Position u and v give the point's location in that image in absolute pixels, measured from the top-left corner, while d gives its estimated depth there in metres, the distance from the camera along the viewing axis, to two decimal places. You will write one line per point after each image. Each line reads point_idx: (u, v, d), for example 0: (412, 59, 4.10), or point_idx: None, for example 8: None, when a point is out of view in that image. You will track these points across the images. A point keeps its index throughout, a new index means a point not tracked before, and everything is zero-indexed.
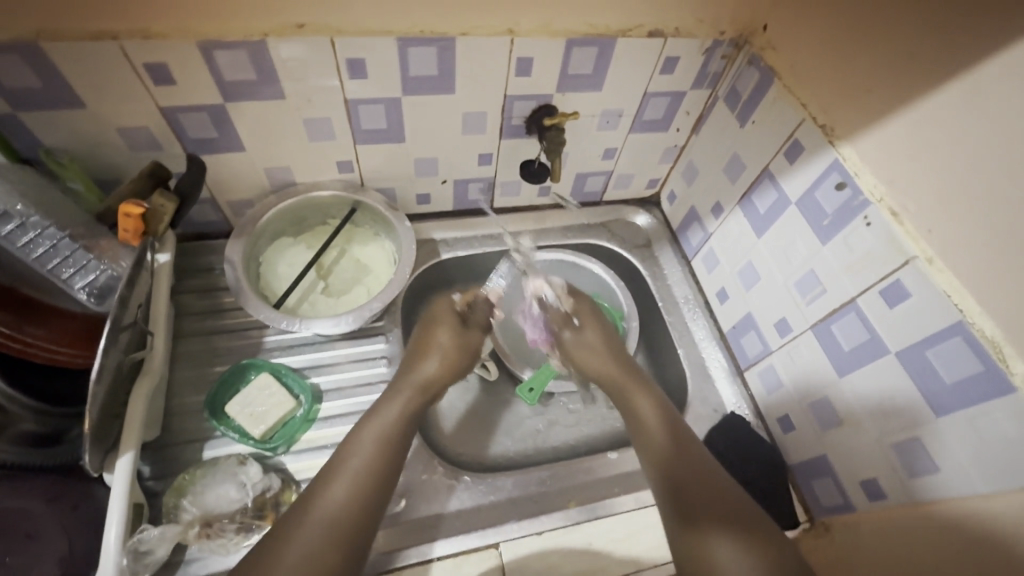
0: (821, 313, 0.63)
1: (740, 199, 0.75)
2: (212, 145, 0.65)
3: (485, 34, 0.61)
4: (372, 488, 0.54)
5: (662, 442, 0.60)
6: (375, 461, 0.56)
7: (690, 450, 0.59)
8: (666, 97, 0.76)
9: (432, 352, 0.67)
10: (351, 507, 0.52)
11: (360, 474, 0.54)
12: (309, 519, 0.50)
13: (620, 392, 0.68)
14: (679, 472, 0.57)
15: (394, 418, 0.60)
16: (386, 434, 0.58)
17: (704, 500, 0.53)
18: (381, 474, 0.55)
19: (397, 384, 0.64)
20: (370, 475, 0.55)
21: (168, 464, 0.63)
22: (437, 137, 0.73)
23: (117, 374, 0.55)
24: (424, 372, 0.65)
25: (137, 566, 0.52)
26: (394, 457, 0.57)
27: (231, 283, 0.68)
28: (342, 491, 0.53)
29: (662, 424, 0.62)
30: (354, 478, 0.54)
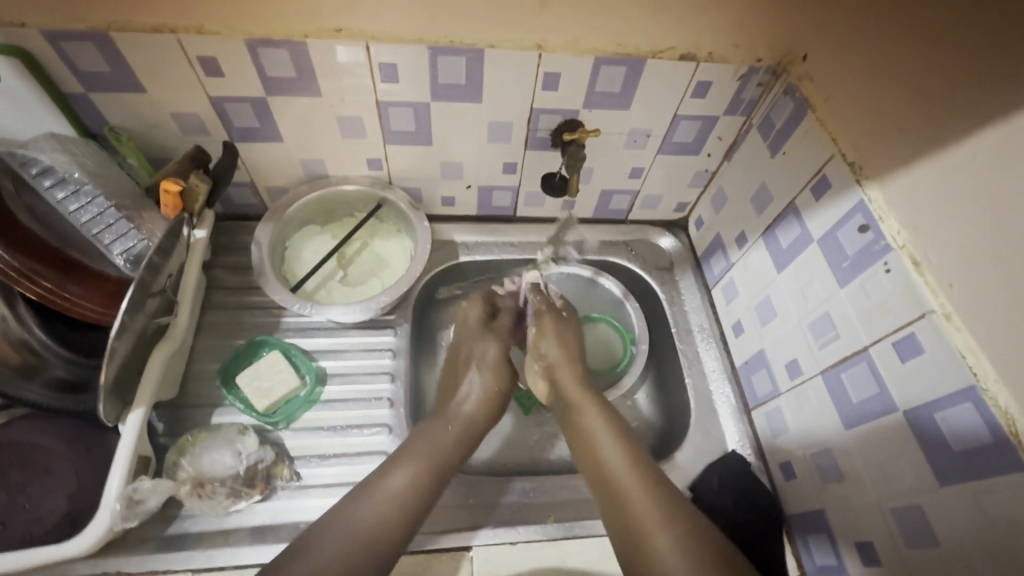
0: (832, 359, 0.60)
1: (764, 231, 0.72)
2: (254, 134, 0.70)
3: (513, 47, 0.63)
4: (406, 513, 0.56)
5: (609, 451, 0.62)
6: (413, 486, 0.58)
7: (626, 444, 0.63)
8: (697, 121, 0.74)
9: (471, 387, 0.71)
10: (384, 527, 0.54)
11: (397, 494, 0.57)
12: (344, 532, 0.53)
13: (570, 403, 0.69)
14: (618, 477, 0.59)
15: (445, 445, 0.63)
16: (434, 459, 0.61)
17: (645, 499, 0.56)
18: (418, 500, 0.57)
19: (443, 417, 0.67)
20: (405, 500, 0.57)
21: (180, 423, 0.68)
22: (463, 143, 0.75)
23: (142, 335, 0.61)
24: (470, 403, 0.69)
25: (132, 514, 0.56)
26: (434, 485, 0.60)
27: (255, 263, 0.74)
28: (379, 509, 0.55)
29: (604, 429, 0.64)
30: (392, 499, 0.56)
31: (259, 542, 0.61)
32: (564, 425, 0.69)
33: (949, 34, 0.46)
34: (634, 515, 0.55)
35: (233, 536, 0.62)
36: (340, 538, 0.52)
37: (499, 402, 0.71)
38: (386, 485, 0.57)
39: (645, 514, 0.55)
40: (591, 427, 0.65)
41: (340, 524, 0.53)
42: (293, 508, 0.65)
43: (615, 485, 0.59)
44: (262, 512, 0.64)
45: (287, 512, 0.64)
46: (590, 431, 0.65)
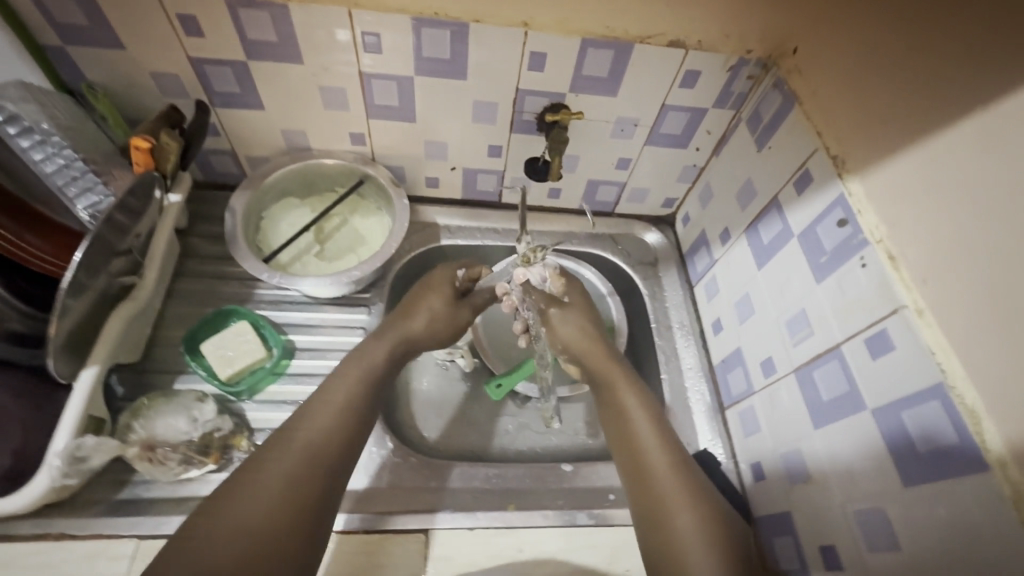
0: (806, 357, 0.59)
1: (747, 227, 0.71)
2: (235, 100, 0.69)
3: (499, 23, 0.62)
4: (349, 424, 0.55)
5: (642, 432, 0.59)
6: (353, 398, 0.57)
7: (659, 425, 0.60)
8: (686, 112, 0.73)
9: (419, 313, 0.68)
10: (328, 439, 0.53)
11: (337, 409, 0.55)
12: (287, 448, 0.50)
13: (609, 381, 0.65)
14: (647, 458, 0.57)
15: (380, 364, 0.62)
16: (370, 371, 0.60)
17: (675, 481, 0.55)
18: (356, 412, 0.56)
19: (386, 329, 0.66)
20: (344, 413, 0.55)
21: (142, 388, 0.67)
22: (447, 121, 0.74)
23: (103, 293, 0.60)
24: (411, 329, 0.67)
25: (75, 471, 0.55)
26: (372, 397, 0.59)
27: (228, 231, 0.73)
28: (322, 425, 0.53)
29: (638, 410, 0.61)
30: (334, 412, 0.55)
31: None
32: (602, 405, 0.65)
33: (935, 22, 0.45)
34: (662, 497, 0.54)
35: (185, 505, 0.61)
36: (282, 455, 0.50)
37: (444, 327, 0.70)
38: (326, 399, 0.55)
39: (673, 495, 0.54)
40: (626, 410, 0.62)
41: (282, 441, 0.51)
42: None
43: (644, 466, 0.57)
44: (216, 482, 0.62)
45: None
46: (621, 414, 0.62)
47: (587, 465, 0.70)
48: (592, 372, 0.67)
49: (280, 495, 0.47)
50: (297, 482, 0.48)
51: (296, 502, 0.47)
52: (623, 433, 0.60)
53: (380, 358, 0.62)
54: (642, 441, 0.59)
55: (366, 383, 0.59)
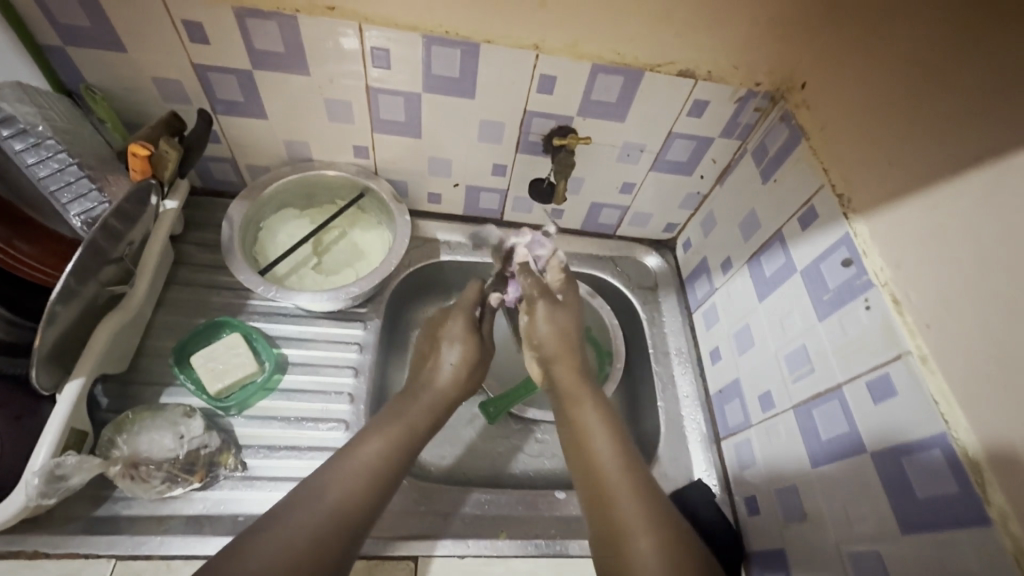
0: (805, 395, 0.59)
1: (749, 259, 0.71)
2: (238, 109, 0.68)
3: (509, 44, 0.61)
4: (379, 482, 0.54)
5: (603, 455, 0.58)
6: (385, 459, 0.56)
7: (623, 448, 0.59)
8: (692, 141, 0.73)
9: (443, 364, 0.68)
10: (353, 497, 0.52)
11: (372, 461, 0.55)
12: (316, 496, 0.50)
13: (563, 390, 0.66)
14: (605, 476, 0.56)
15: (415, 415, 0.62)
16: (406, 432, 0.59)
17: (633, 501, 0.53)
18: (388, 469, 0.56)
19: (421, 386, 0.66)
20: (378, 467, 0.55)
21: (127, 400, 0.65)
22: (453, 139, 0.73)
23: (92, 300, 0.58)
24: (437, 378, 0.67)
25: (50, 494, 0.53)
26: (404, 461, 0.57)
27: (223, 240, 0.71)
28: (350, 483, 0.52)
29: (595, 426, 0.61)
30: (365, 468, 0.54)
31: (191, 532, 0.58)
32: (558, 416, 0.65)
33: (949, 69, 0.45)
34: (621, 515, 0.52)
35: (166, 523, 0.59)
36: (307, 508, 0.49)
37: (469, 377, 0.69)
38: (359, 452, 0.55)
39: (632, 516, 0.52)
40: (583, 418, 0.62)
41: (310, 492, 0.51)
42: (233, 498, 0.62)
43: (603, 484, 0.56)
44: (200, 501, 0.61)
45: (227, 503, 0.61)
46: (579, 419, 0.62)
47: None
48: (558, 385, 0.67)
49: (297, 547, 0.46)
50: (317, 536, 0.48)
51: (311, 556, 0.46)
52: (578, 438, 0.61)
53: (417, 419, 0.61)
54: (600, 453, 0.58)
55: (399, 443, 0.58)
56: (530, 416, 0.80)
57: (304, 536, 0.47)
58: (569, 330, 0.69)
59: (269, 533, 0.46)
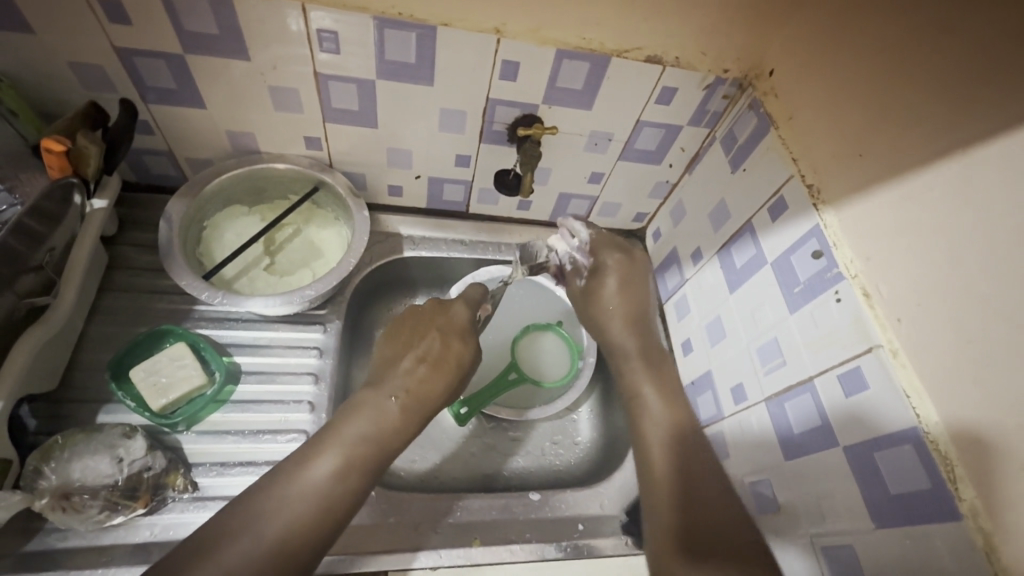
0: (777, 387, 0.58)
1: (719, 249, 0.70)
2: (172, 97, 0.62)
3: (468, 28, 0.57)
4: (332, 510, 0.48)
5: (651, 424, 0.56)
6: (344, 477, 0.49)
7: (675, 416, 0.57)
8: (661, 129, 0.71)
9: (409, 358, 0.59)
10: (300, 525, 0.46)
11: (323, 489, 0.48)
12: (250, 535, 0.45)
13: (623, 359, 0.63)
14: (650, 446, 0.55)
15: (378, 425, 0.54)
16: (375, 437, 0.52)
17: (674, 468, 0.52)
18: (346, 494, 0.49)
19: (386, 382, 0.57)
20: (330, 493, 0.48)
21: (59, 421, 0.60)
22: (413, 129, 0.69)
23: (7, 318, 0.52)
24: (410, 382, 0.57)
25: None
26: (368, 476, 0.51)
27: (161, 243, 0.65)
28: (298, 506, 0.47)
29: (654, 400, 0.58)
30: (315, 496, 0.48)
31: (138, 561, 0.54)
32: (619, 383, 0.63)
33: (923, 58, 0.44)
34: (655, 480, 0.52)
35: (108, 555, 0.54)
36: (242, 537, 0.44)
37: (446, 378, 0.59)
38: (306, 478, 0.48)
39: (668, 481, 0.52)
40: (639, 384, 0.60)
41: (246, 519, 0.45)
42: (185, 522, 0.57)
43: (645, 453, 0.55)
44: (146, 527, 0.56)
45: (177, 527, 0.57)
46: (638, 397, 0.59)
47: (555, 493, 0.68)
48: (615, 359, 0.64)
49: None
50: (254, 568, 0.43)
51: None
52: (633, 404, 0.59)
53: (386, 414, 0.54)
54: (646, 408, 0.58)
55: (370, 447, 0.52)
56: (529, 417, 0.76)
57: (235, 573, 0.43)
58: (637, 297, 0.66)
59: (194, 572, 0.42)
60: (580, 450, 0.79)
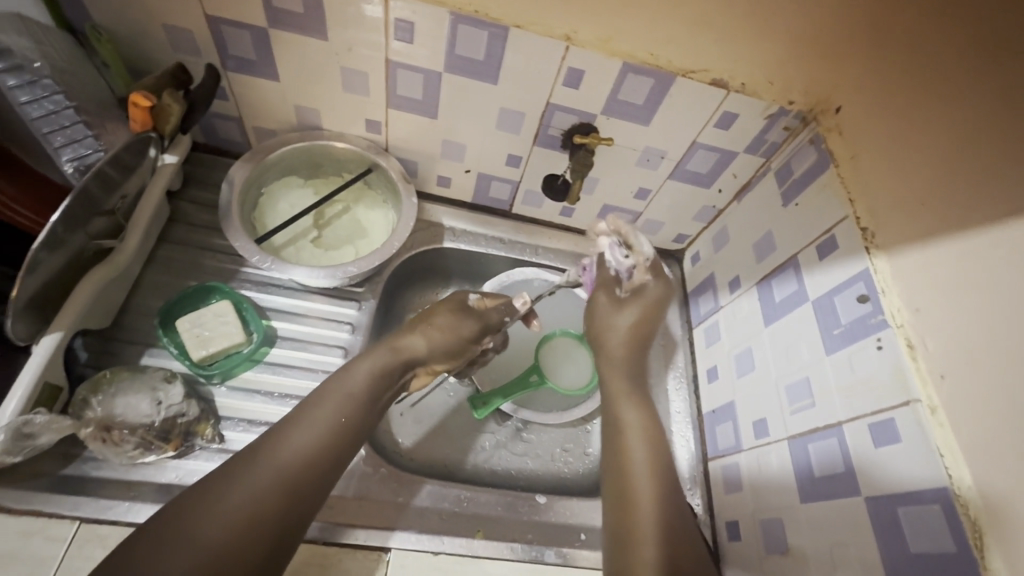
0: (801, 427, 0.57)
1: (759, 280, 0.69)
2: (251, 67, 0.65)
3: (540, 31, 0.58)
4: (333, 448, 0.55)
5: (633, 440, 0.62)
6: (340, 421, 0.57)
7: (651, 434, 0.63)
8: (715, 153, 0.71)
9: (419, 334, 0.66)
10: (304, 457, 0.53)
11: (326, 425, 0.56)
12: (265, 461, 0.51)
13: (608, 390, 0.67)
14: (633, 481, 0.59)
15: (365, 380, 0.61)
16: (359, 395, 0.59)
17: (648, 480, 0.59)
18: (344, 435, 0.56)
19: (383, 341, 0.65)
20: (333, 432, 0.56)
21: (108, 357, 0.63)
22: (469, 124, 0.71)
23: (77, 254, 0.55)
24: (413, 350, 0.66)
25: (19, 449, 0.52)
26: (360, 420, 0.58)
27: (221, 203, 0.69)
28: (299, 445, 0.53)
29: (636, 429, 0.63)
30: (318, 429, 0.55)
31: (161, 500, 0.56)
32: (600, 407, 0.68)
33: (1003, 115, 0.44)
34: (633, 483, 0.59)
35: (135, 490, 0.57)
36: (251, 477, 0.50)
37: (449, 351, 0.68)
38: (311, 414, 0.56)
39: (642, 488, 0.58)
40: (621, 410, 0.65)
41: (260, 451, 0.52)
42: (207, 470, 0.60)
43: (629, 487, 0.58)
44: (172, 470, 0.59)
45: (199, 475, 0.60)
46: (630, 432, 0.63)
47: (562, 499, 0.68)
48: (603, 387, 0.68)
49: (231, 527, 0.46)
50: (256, 509, 0.48)
51: (257, 511, 0.48)
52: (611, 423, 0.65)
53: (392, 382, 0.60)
54: (628, 423, 0.64)
55: (353, 406, 0.58)
56: (544, 420, 0.78)
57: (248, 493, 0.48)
58: (642, 335, 0.68)
59: (202, 509, 0.47)
60: (590, 460, 0.79)
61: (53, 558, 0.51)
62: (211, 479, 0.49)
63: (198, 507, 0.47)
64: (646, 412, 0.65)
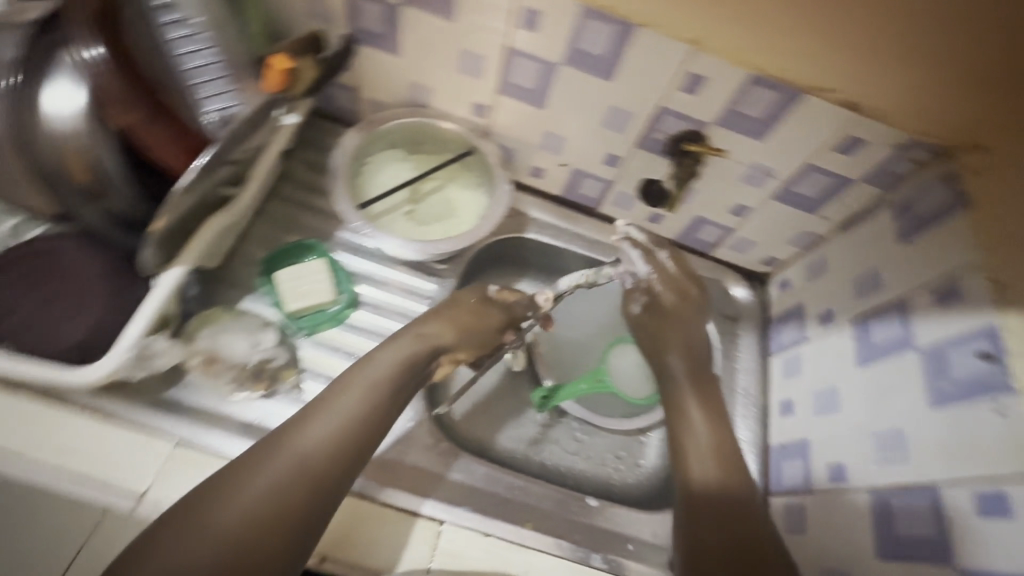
0: (887, 479, 0.54)
1: (856, 319, 0.65)
2: (375, 40, 0.67)
3: (667, 32, 0.57)
4: (353, 441, 0.55)
5: (694, 450, 0.62)
6: (360, 413, 0.57)
7: (721, 444, 0.63)
8: (828, 178, 0.67)
9: (442, 321, 0.67)
10: (324, 449, 0.53)
11: (345, 417, 0.56)
12: (285, 453, 0.52)
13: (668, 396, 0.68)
14: (695, 490, 0.59)
15: (390, 370, 0.61)
16: (381, 386, 0.59)
17: (714, 487, 0.59)
18: (366, 427, 0.56)
19: (406, 331, 0.65)
20: (353, 424, 0.56)
21: (212, 296, 0.69)
22: (575, 118, 0.70)
23: (207, 198, 0.59)
24: (438, 337, 0.65)
25: (142, 366, 0.58)
26: (382, 411, 0.59)
27: (334, 166, 0.73)
28: (320, 436, 0.54)
29: (701, 438, 0.63)
30: (338, 421, 0.55)
31: (243, 435, 0.61)
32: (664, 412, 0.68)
33: None
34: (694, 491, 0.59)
35: (223, 422, 0.61)
36: (271, 469, 0.51)
37: (474, 341, 0.68)
38: (332, 405, 0.56)
39: (705, 497, 0.59)
40: (688, 417, 0.65)
41: (280, 441, 0.53)
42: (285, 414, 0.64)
43: (692, 500, 0.59)
44: (256, 409, 0.64)
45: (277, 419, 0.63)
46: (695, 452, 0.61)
47: (613, 506, 0.68)
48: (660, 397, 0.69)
49: (248, 515, 0.48)
50: (273, 499, 0.49)
51: (277, 503, 0.49)
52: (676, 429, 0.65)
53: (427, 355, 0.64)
54: (695, 432, 0.63)
55: (375, 397, 0.58)
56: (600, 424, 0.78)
57: (269, 485, 0.50)
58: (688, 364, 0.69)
59: (225, 498, 0.48)
60: (642, 473, 0.78)
61: (151, 469, 0.56)
62: (235, 468, 0.51)
63: (221, 496, 0.48)
64: (711, 427, 0.63)
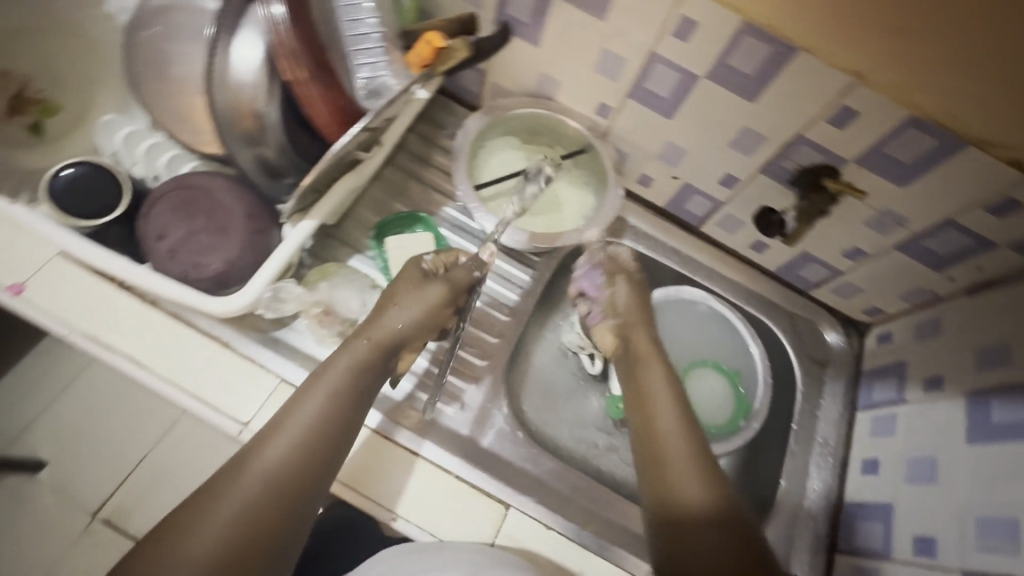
0: (988, 567, 0.51)
1: (974, 391, 0.61)
2: (517, 28, 0.68)
3: (830, 61, 0.54)
4: (314, 453, 0.52)
5: (673, 456, 0.58)
6: (320, 420, 0.54)
7: (689, 441, 0.59)
8: (968, 237, 0.63)
9: (392, 310, 0.61)
10: (284, 465, 0.51)
11: (302, 429, 0.53)
12: (244, 476, 0.50)
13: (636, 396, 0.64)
14: (677, 497, 0.56)
15: (344, 377, 0.56)
16: (341, 392, 0.55)
17: (694, 487, 0.56)
18: (329, 434, 0.54)
19: (359, 330, 0.60)
20: (315, 432, 0.53)
21: (325, 250, 0.73)
22: (702, 133, 0.69)
23: (342, 159, 0.61)
24: (394, 330, 0.60)
25: (271, 306, 0.63)
26: (347, 415, 0.55)
27: (457, 145, 0.75)
28: (279, 451, 0.51)
29: (676, 443, 0.59)
30: (298, 434, 0.52)
31: None
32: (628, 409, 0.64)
33: None
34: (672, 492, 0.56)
35: None
36: (230, 492, 0.48)
37: (428, 321, 0.62)
38: (290, 416, 0.53)
39: (692, 504, 0.55)
40: (659, 418, 0.61)
41: (236, 465, 0.50)
42: None
43: (676, 512, 0.55)
44: None
45: None
46: None
47: None
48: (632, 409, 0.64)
49: (219, 542, 0.46)
50: (245, 522, 0.47)
51: (244, 527, 0.47)
52: (644, 432, 0.61)
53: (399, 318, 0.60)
54: (668, 440, 0.59)
55: (337, 404, 0.55)
56: None
57: (234, 512, 0.47)
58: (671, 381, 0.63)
59: (190, 528, 0.46)
60: None
61: (258, 400, 0.61)
62: (192, 500, 0.49)
63: (183, 529, 0.46)
64: (681, 429, 0.60)
